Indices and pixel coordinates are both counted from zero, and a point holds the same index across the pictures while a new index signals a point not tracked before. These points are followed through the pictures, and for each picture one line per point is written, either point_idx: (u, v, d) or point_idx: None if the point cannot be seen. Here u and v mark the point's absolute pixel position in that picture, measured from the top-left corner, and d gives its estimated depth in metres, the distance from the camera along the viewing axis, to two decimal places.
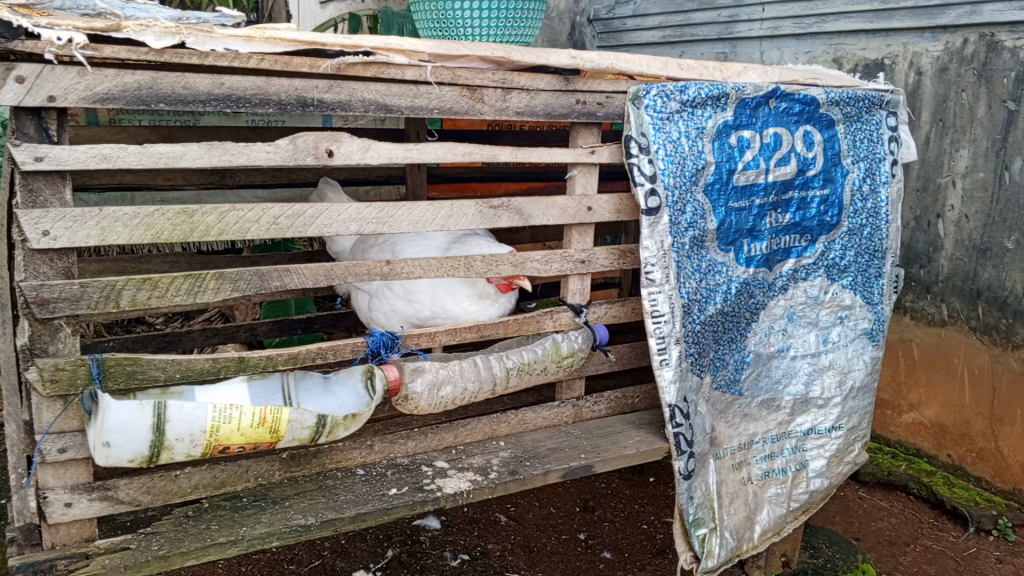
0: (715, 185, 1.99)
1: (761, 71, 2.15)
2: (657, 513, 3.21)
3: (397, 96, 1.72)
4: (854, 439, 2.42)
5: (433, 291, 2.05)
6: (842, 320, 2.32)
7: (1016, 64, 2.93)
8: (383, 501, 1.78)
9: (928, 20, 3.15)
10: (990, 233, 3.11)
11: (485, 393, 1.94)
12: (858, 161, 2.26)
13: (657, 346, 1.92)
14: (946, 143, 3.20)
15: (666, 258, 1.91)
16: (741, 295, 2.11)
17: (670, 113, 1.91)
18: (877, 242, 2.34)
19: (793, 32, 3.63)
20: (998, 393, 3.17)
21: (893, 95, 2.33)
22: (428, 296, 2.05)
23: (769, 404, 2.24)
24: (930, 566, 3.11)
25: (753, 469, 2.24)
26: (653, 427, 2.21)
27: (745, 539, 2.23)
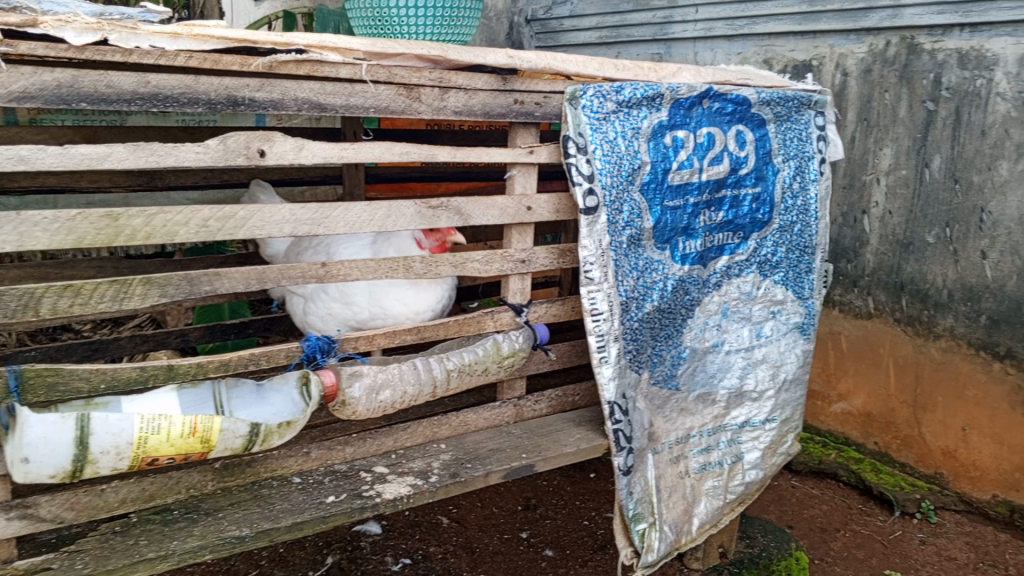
0: (651, 184, 2.01)
1: (695, 72, 2.18)
2: (598, 508, 3.24)
3: (331, 94, 1.67)
4: (786, 430, 2.48)
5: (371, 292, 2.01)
6: (773, 315, 2.38)
7: (934, 66, 3.06)
8: (321, 509, 1.75)
9: (853, 23, 3.25)
10: (912, 229, 3.23)
11: (426, 395, 1.92)
12: (788, 160, 2.32)
13: (596, 344, 1.93)
14: (871, 142, 3.31)
15: (604, 257, 1.92)
16: (677, 292, 2.13)
17: (607, 112, 1.92)
18: (807, 238, 2.41)
19: (725, 33, 3.70)
20: (920, 381, 3.30)
21: (821, 96, 2.39)
22: (366, 297, 2.02)
23: (704, 399, 2.28)
24: (858, 551, 3.23)
25: (690, 463, 2.28)
26: (593, 425, 2.23)
27: (683, 532, 2.26)
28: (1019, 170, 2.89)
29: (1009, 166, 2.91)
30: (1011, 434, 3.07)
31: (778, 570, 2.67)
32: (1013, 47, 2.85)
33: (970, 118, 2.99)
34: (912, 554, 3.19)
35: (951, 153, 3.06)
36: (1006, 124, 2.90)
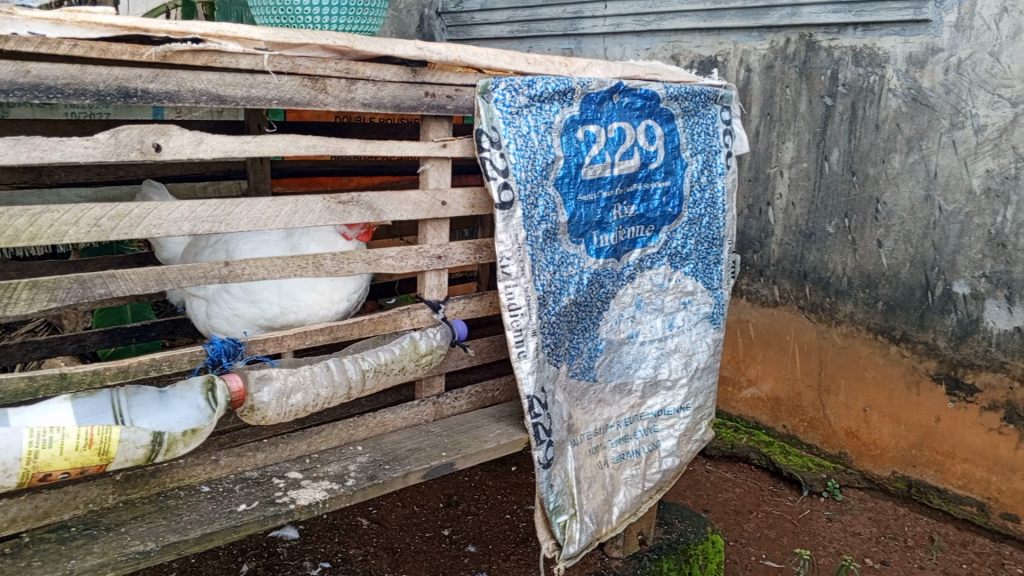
0: (564, 179, 2.02)
1: (604, 67, 2.19)
2: (519, 501, 3.25)
3: (231, 85, 1.61)
4: (700, 417, 2.54)
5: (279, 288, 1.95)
6: (685, 305, 2.43)
7: (831, 63, 3.19)
8: (231, 518, 1.68)
9: (755, 20, 3.35)
10: (813, 219, 3.36)
11: (340, 397, 1.87)
12: (695, 154, 2.37)
13: (514, 339, 1.92)
14: (773, 135, 3.43)
15: (520, 251, 1.91)
16: (593, 285, 2.15)
17: (519, 107, 1.91)
18: (715, 230, 2.46)
19: (633, 29, 3.77)
20: (824, 365, 3.45)
21: (726, 91, 2.45)
22: (275, 292, 1.96)
23: (621, 389, 2.31)
24: (770, 531, 3.34)
25: (609, 453, 2.30)
26: (513, 419, 2.22)
27: (603, 522, 2.29)
28: (910, 162, 3.04)
29: (901, 158, 3.06)
30: (908, 413, 3.24)
31: (696, 554, 2.76)
32: (902, 45, 3.00)
33: (864, 113, 3.13)
34: (820, 531, 3.32)
35: (848, 146, 3.20)
36: (897, 119, 3.05)
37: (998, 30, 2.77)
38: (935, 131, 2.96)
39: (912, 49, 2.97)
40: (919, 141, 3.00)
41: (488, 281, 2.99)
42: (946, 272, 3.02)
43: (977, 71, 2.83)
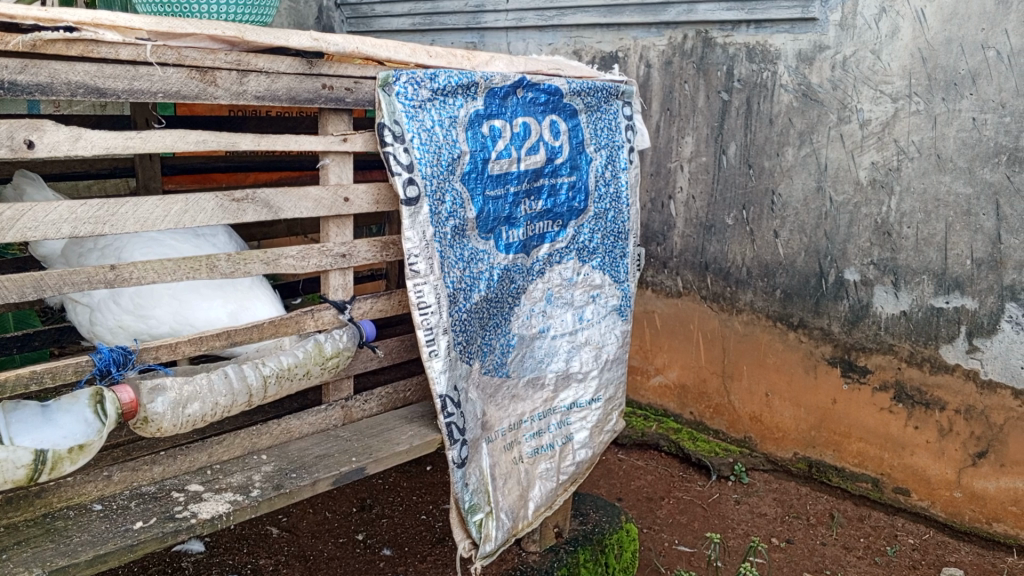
0: (471, 174, 1.99)
1: (507, 61, 2.18)
2: (435, 501, 3.22)
3: (111, 77, 1.51)
4: (611, 408, 2.57)
5: (174, 304, 1.87)
6: (594, 299, 2.45)
7: (726, 59, 3.29)
8: (127, 536, 1.59)
9: (653, 16, 3.43)
10: (713, 212, 3.47)
11: (241, 406, 1.79)
12: (599, 149, 2.39)
13: (425, 338, 1.89)
14: (674, 130, 3.51)
15: (428, 248, 1.88)
16: (503, 281, 2.14)
17: (422, 100, 1.88)
18: (620, 224, 2.49)
19: (536, 24, 3.79)
20: (727, 352, 3.56)
21: (627, 87, 2.48)
22: (169, 310, 1.87)
23: (534, 384, 2.31)
24: (682, 516, 3.40)
25: (523, 448, 2.30)
26: (425, 420, 2.19)
27: (520, 517, 2.28)
28: (802, 155, 3.17)
29: (794, 152, 3.18)
30: (807, 396, 3.38)
31: (612, 544, 2.79)
32: (792, 42, 3.12)
33: (759, 108, 3.24)
34: (729, 514, 3.39)
35: (744, 140, 3.31)
36: (789, 113, 3.17)
37: (879, 29, 2.91)
38: (825, 125, 3.09)
39: (802, 46, 3.10)
40: (810, 135, 3.13)
41: (397, 278, 2.94)
42: (838, 260, 3.17)
43: (861, 67, 2.97)
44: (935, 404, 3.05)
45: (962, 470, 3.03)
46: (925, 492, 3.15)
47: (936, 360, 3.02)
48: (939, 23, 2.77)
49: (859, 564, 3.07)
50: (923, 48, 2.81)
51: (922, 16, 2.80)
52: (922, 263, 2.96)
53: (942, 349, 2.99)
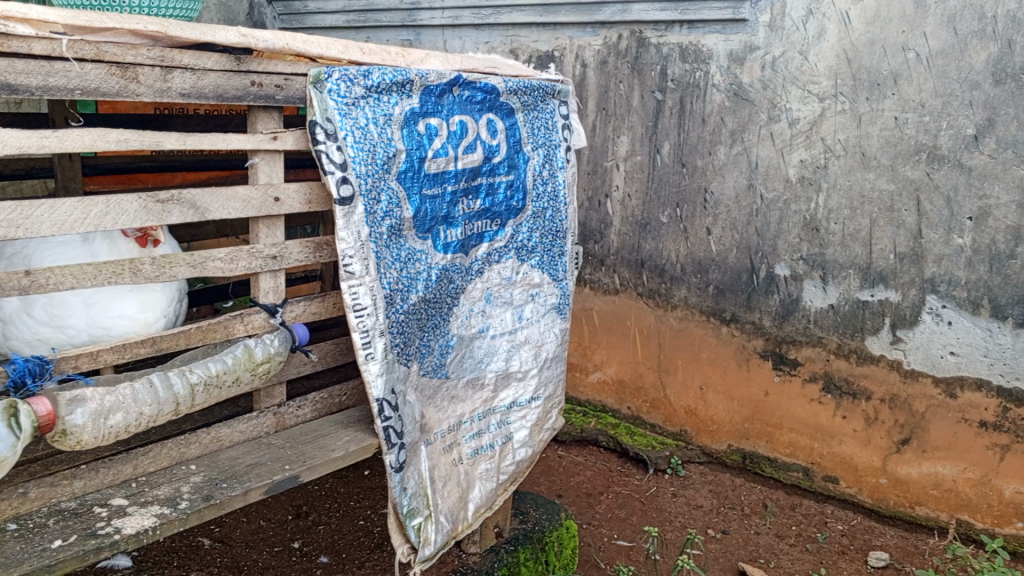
0: (407, 173, 1.95)
1: (442, 59, 2.15)
2: (373, 506, 3.17)
3: (24, 72, 1.43)
4: (550, 406, 2.56)
5: (89, 310, 1.78)
6: (533, 297, 2.44)
7: (660, 58, 3.33)
8: (44, 556, 1.50)
9: (588, 16, 3.44)
10: (648, 210, 3.52)
11: (167, 415, 1.73)
12: (537, 148, 2.38)
13: (360, 341, 1.85)
14: (609, 130, 3.55)
15: (363, 249, 1.84)
16: (441, 281, 2.11)
17: (355, 98, 1.83)
18: (558, 223, 2.49)
19: (472, 22, 3.76)
20: (663, 348, 3.62)
21: (564, 86, 2.48)
22: (85, 317, 1.78)
23: (473, 385, 2.29)
24: (621, 511, 3.43)
25: (463, 450, 2.27)
26: (362, 424, 2.14)
27: (459, 519, 2.26)
28: (733, 154, 3.23)
29: (725, 150, 3.24)
30: (740, 388, 3.45)
31: (552, 541, 2.78)
32: (724, 43, 3.17)
33: (691, 107, 3.29)
34: (666, 507, 3.44)
35: (677, 140, 3.36)
36: (721, 112, 3.22)
37: (806, 30, 2.98)
38: (755, 124, 3.15)
39: (733, 46, 3.15)
40: (741, 134, 3.19)
41: (331, 280, 2.88)
42: (768, 256, 3.24)
43: (790, 68, 3.04)
44: (862, 393, 3.15)
45: (888, 458, 3.14)
46: (853, 479, 3.25)
47: (862, 352, 3.11)
48: (863, 25, 2.85)
49: (792, 551, 3.13)
50: (848, 49, 2.89)
51: (847, 18, 2.88)
52: (848, 258, 3.05)
53: (867, 341, 3.09)
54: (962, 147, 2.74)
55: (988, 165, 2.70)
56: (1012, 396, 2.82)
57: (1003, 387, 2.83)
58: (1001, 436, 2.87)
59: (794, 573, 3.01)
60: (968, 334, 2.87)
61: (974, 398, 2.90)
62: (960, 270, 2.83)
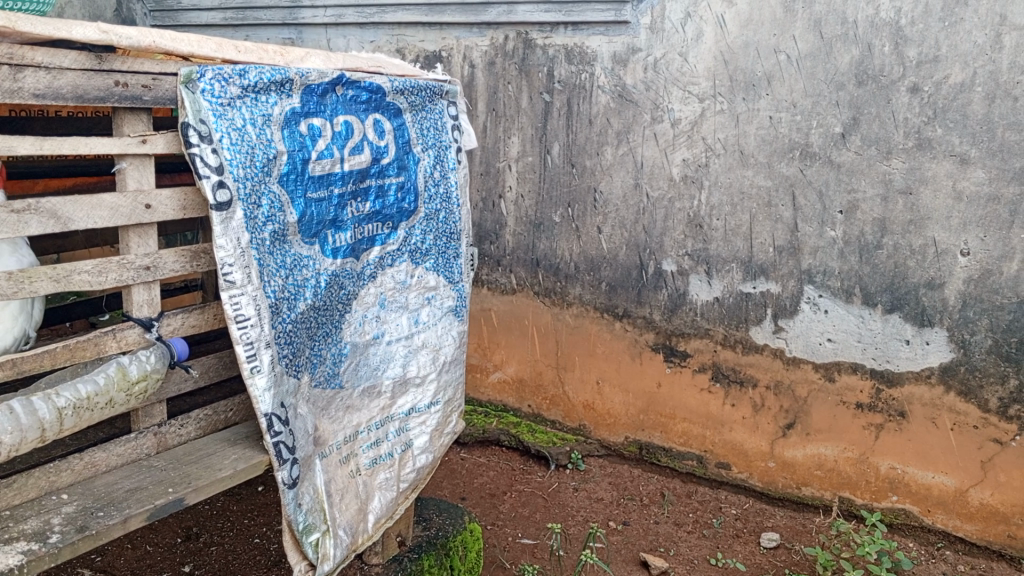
0: (290, 176, 1.87)
1: (324, 58, 2.08)
2: (269, 523, 3.05)
3: None
4: (451, 410, 2.53)
5: None
6: (429, 300, 2.39)
7: (546, 60, 3.37)
8: None
9: (474, 16, 3.44)
10: (541, 210, 3.55)
11: (31, 443, 1.60)
12: (427, 149, 2.34)
13: (245, 353, 1.76)
14: (500, 130, 3.57)
15: (244, 257, 1.76)
16: (331, 288, 2.03)
17: (231, 98, 1.74)
18: (452, 224, 2.46)
19: (356, 21, 3.68)
20: (560, 344, 3.67)
21: (451, 87, 2.45)
22: None
23: (370, 393, 2.22)
24: (524, 509, 3.42)
25: (361, 460, 2.21)
26: (251, 441, 2.05)
27: (359, 532, 2.20)
28: (620, 154, 3.30)
29: (613, 151, 3.31)
30: (634, 381, 3.54)
31: (456, 546, 2.75)
32: (607, 45, 3.24)
33: (579, 109, 3.35)
34: (568, 502, 3.46)
35: (566, 140, 3.41)
36: (607, 114, 3.29)
37: (685, 33, 3.07)
38: (639, 125, 3.23)
39: (616, 48, 3.22)
40: (627, 134, 3.27)
41: (214, 289, 2.71)
42: (656, 252, 3.33)
43: (670, 69, 3.13)
44: (748, 381, 3.28)
45: (775, 442, 3.28)
46: (744, 465, 3.38)
47: (747, 342, 3.24)
48: (738, 28, 2.96)
49: (689, 538, 3.22)
50: (724, 52, 3.01)
51: (722, 22, 2.99)
52: (730, 253, 3.17)
53: (751, 331, 3.22)
54: (831, 144, 2.89)
55: (855, 161, 2.86)
56: (884, 377, 3.00)
57: (876, 370, 3.01)
58: (875, 416, 3.05)
59: (692, 559, 3.09)
60: (843, 321, 3.02)
61: (850, 381, 3.07)
62: (834, 261, 2.98)
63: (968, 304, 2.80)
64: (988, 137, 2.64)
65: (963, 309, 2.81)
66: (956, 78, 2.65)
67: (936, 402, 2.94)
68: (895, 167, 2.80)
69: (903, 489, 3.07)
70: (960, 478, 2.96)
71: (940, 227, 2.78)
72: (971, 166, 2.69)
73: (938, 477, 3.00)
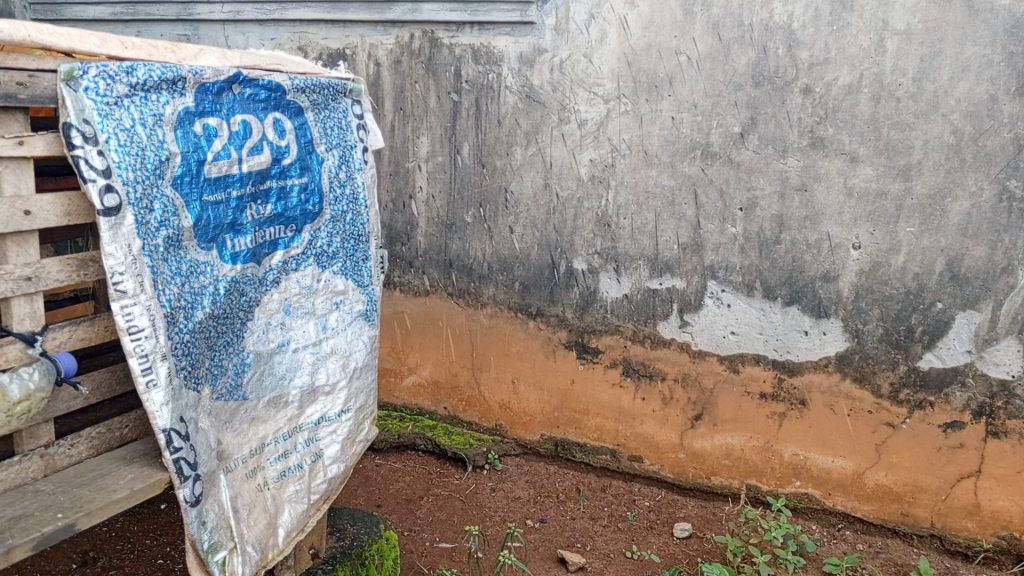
0: (184, 178, 1.79)
1: (220, 55, 2.00)
2: (173, 542, 2.92)
3: None
4: (362, 418, 2.47)
5: None
6: (337, 305, 2.32)
7: (453, 60, 3.35)
8: None
9: (378, 15, 3.38)
10: (452, 210, 3.53)
11: None
12: (331, 149, 2.28)
13: (139, 367, 1.68)
14: (408, 130, 3.53)
15: (136, 265, 1.67)
16: (232, 295, 1.95)
17: (117, 97, 1.65)
18: (360, 226, 2.40)
19: (256, 18, 3.57)
20: (475, 345, 3.66)
21: (355, 85, 2.40)
22: None
23: (277, 403, 2.14)
24: (441, 513, 3.39)
25: (268, 473, 2.13)
26: (149, 458, 1.94)
27: (269, 547, 2.13)
28: (529, 154, 3.32)
29: (522, 151, 3.32)
30: (548, 379, 3.56)
31: (372, 555, 2.69)
32: (514, 45, 3.24)
33: (487, 109, 3.35)
34: (485, 503, 3.44)
35: (476, 140, 3.40)
36: (515, 114, 3.30)
37: (589, 34, 3.11)
38: (547, 125, 3.25)
39: (522, 48, 3.23)
40: (535, 135, 3.29)
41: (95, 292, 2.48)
42: (567, 251, 3.35)
43: (576, 70, 3.15)
44: (657, 375, 3.35)
45: (684, 433, 3.37)
46: (655, 457, 3.46)
47: (655, 337, 3.30)
48: (640, 30, 3.02)
49: (605, 532, 3.26)
50: (628, 53, 3.06)
51: (625, 23, 3.04)
52: (637, 250, 3.23)
53: (659, 326, 3.28)
54: (730, 143, 2.98)
55: (753, 159, 2.96)
56: (785, 367, 3.12)
57: (777, 360, 3.12)
58: (778, 405, 3.17)
59: (608, 553, 3.13)
60: (745, 314, 3.13)
61: (753, 371, 3.18)
62: (735, 257, 3.08)
63: (860, 295, 2.94)
64: (875, 136, 2.78)
65: (856, 300, 2.95)
66: (844, 80, 2.78)
67: (834, 389, 3.07)
68: (791, 165, 2.91)
69: (806, 474, 3.20)
70: (857, 461, 3.11)
71: (833, 222, 2.91)
72: (860, 163, 2.82)
73: (837, 461, 3.14)
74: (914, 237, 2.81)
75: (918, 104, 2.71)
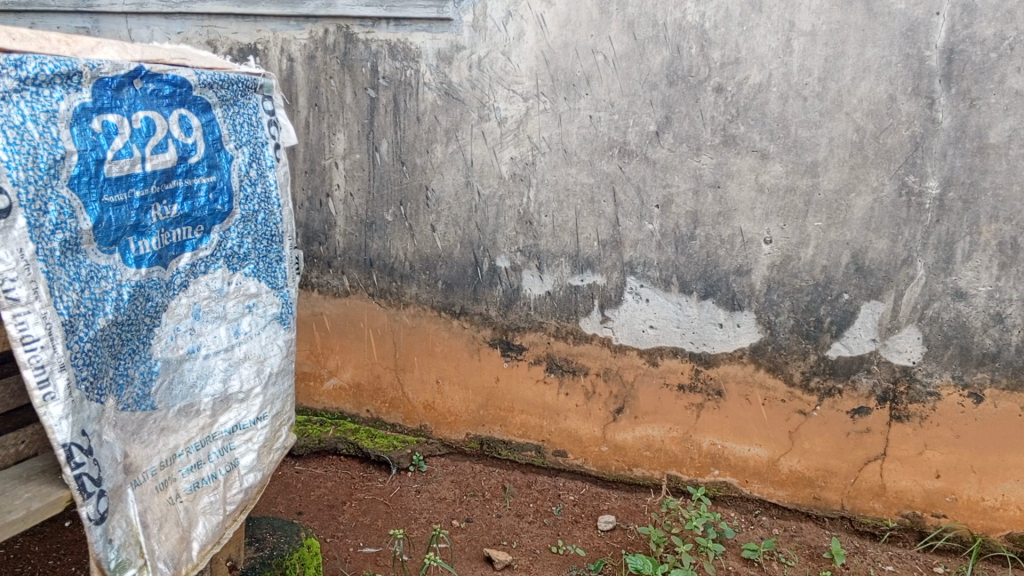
0: (81, 179, 1.69)
1: (119, 48, 1.90)
2: (79, 561, 2.77)
3: None
4: (279, 424, 2.40)
5: None
6: (250, 309, 2.25)
7: (369, 55, 3.29)
8: None
9: (291, 9, 3.30)
10: (372, 209, 3.48)
11: None
12: (241, 147, 2.20)
13: (35, 379, 1.58)
14: (324, 127, 3.45)
15: (30, 270, 1.57)
16: (136, 300, 1.86)
17: (4, 92, 1.55)
18: (273, 226, 2.33)
19: (160, 11, 3.43)
20: (397, 345, 3.61)
21: (265, 81, 2.32)
22: None
23: (188, 411, 2.05)
24: (365, 517, 3.33)
25: (180, 485, 2.04)
26: (48, 475, 1.83)
27: (181, 563, 2.04)
28: (449, 152, 3.29)
29: (442, 149, 3.30)
30: (471, 377, 3.55)
31: (292, 564, 2.62)
32: (431, 41, 3.20)
33: (405, 105, 3.30)
34: (410, 505, 3.40)
35: (395, 137, 3.36)
36: (434, 111, 3.26)
37: (507, 32, 3.10)
38: (467, 123, 3.24)
39: (440, 45, 3.19)
40: (455, 132, 3.26)
41: None
42: (489, 249, 3.34)
43: (494, 68, 3.15)
44: (580, 370, 3.38)
45: (607, 427, 3.41)
46: (579, 451, 3.49)
47: (577, 333, 3.33)
48: (557, 28, 3.03)
49: (531, 528, 3.27)
50: (545, 51, 3.07)
51: (543, 21, 3.05)
52: (559, 248, 3.25)
53: (581, 322, 3.31)
54: (647, 142, 3.03)
55: (668, 157, 3.02)
56: (702, 359, 3.19)
57: (694, 353, 3.19)
58: (696, 396, 3.25)
59: (534, 549, 3.14)
60: (663, 308, 3.18)
61: (672, 364, 3.24)
62: (653, 252, 3.13)
63: (772, 288, 3.03)
64: (783, 134, 2.88)
65: (769, 293, 3.04)
66: (755, 79, 2.86)
67: (749, 379, 3.16)
68: (704, 163, 2.98)
69: (723, 463, 3.29)
70: (772, 448, 3.21)
71: (746, 217, 2.99)
72: (770, 161, 2.91)
73: (753, 450, 3.24)
74: (822, 232, 2.92)
75: (823, 103, 2.81)
